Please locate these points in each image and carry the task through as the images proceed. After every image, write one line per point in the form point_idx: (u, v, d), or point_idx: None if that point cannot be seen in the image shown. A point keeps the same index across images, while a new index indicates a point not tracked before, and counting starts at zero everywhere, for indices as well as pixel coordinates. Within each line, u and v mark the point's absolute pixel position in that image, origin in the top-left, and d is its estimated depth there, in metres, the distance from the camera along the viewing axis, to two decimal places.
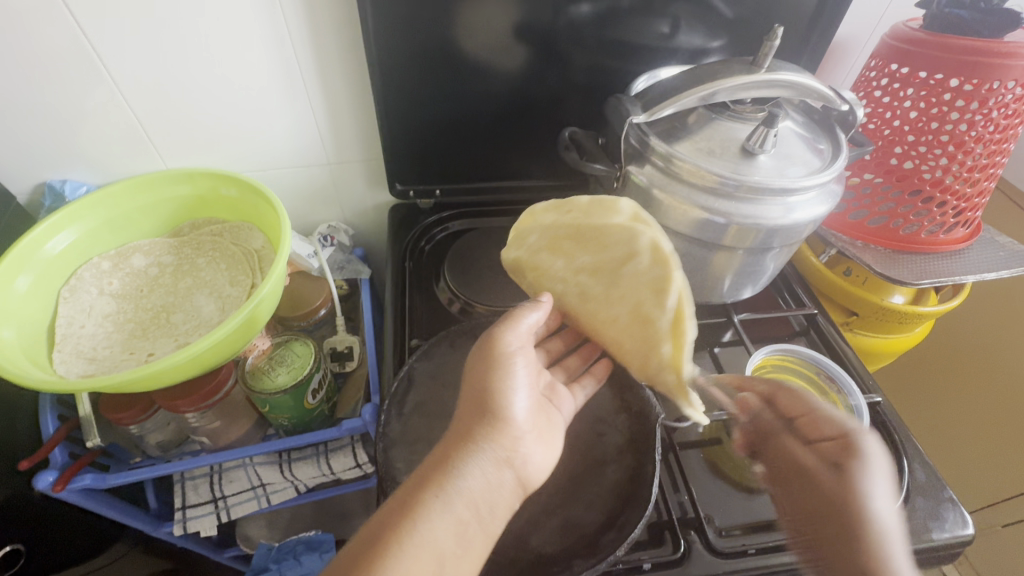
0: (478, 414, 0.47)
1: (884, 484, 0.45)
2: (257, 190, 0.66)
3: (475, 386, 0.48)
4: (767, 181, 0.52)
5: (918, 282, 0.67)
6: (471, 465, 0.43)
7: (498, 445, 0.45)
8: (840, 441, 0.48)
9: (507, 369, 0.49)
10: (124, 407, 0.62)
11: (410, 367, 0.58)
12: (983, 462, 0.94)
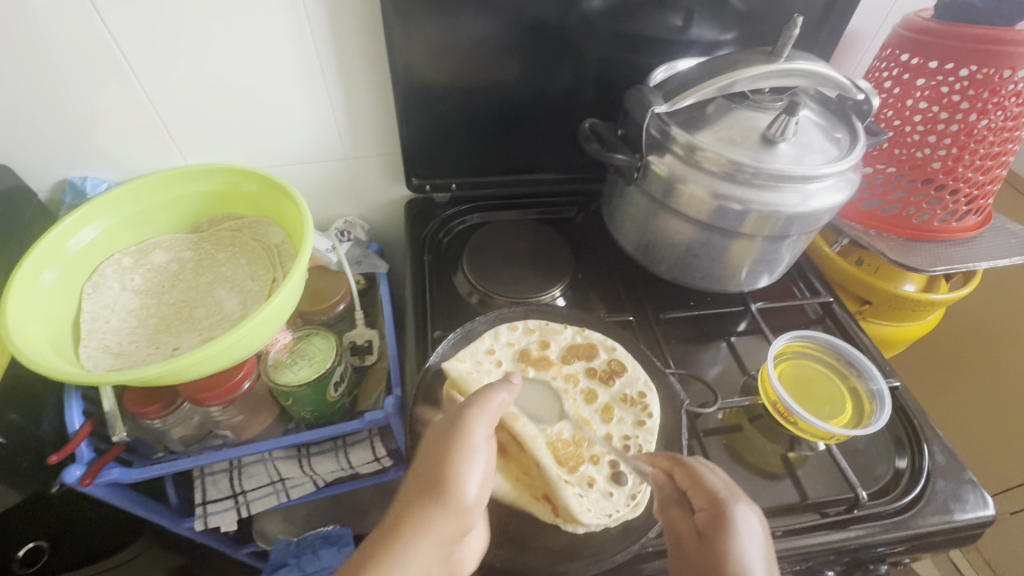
0: (428, 501, 0.37)
1: (761, 562, 0.35)
2: (278, 185, 0.67)
3: (429, 469, 0.38)
4: (788, 168, 0.53)
5: (932, 269, 0.68)
6: (409, 566, 0.34)
7: (440, 537, 0.36)
8: (710, 510, 0.38)
9: (469, 453, 0.39)
10: (148, 401, 0.62)
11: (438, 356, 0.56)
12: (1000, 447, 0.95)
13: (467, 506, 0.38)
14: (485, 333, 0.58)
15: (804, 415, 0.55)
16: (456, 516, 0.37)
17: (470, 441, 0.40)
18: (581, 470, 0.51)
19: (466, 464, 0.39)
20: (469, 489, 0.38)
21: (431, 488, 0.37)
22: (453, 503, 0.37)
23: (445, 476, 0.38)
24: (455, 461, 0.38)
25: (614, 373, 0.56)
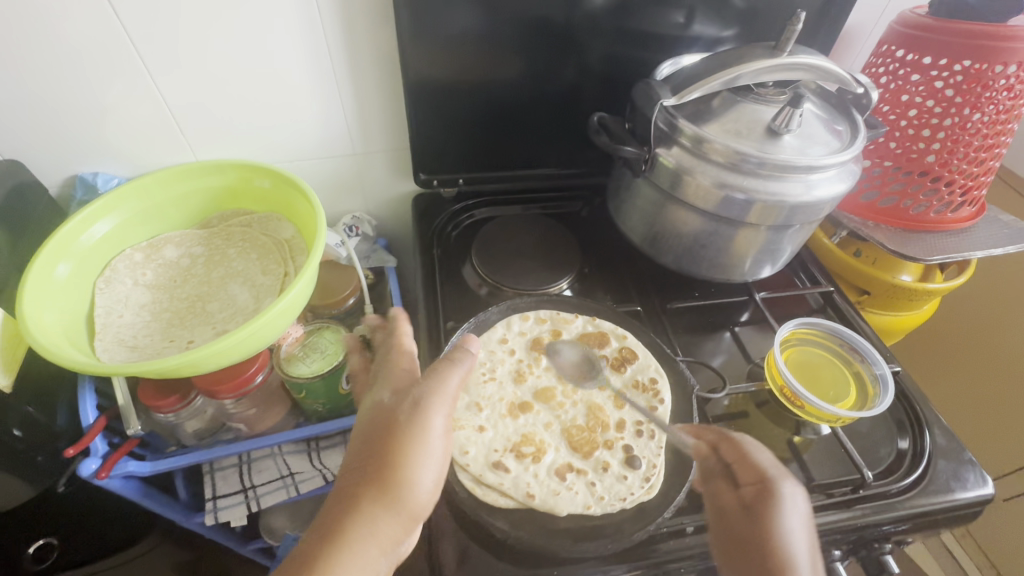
0: (375, 507, 0.39)
1: (803, 529, 0.41)
2: (290, 180, 0.67)
3: (378, 463, 0.40)
4: (792, 159, 0.55)
5: (929, 258, 0.70)
6: (353, 551, 0.37)
7: (387, 538, 0.39)
8: (758, 486, 0.43)
9: (418, 456, 0.40)
10: (163, 395, 0.63)
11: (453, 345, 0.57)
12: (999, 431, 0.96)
13: (414, 504, 0.40)
14: (498, 323, 0.59)
15: (810, 399, 0.57)
16: (404, 515, 0.40)
17: (416, 443, 0.40)
18: (595, 455, 0.51)
19: (412, 468, 0.40)
20: (416, 489, 0.40)
21: (378, 494, 0.39)
22: (398, 505, 0.39)
23: (391, 480, 0.39)
24: (401, 466, 0.40)
25: (625, 360, 0.57)
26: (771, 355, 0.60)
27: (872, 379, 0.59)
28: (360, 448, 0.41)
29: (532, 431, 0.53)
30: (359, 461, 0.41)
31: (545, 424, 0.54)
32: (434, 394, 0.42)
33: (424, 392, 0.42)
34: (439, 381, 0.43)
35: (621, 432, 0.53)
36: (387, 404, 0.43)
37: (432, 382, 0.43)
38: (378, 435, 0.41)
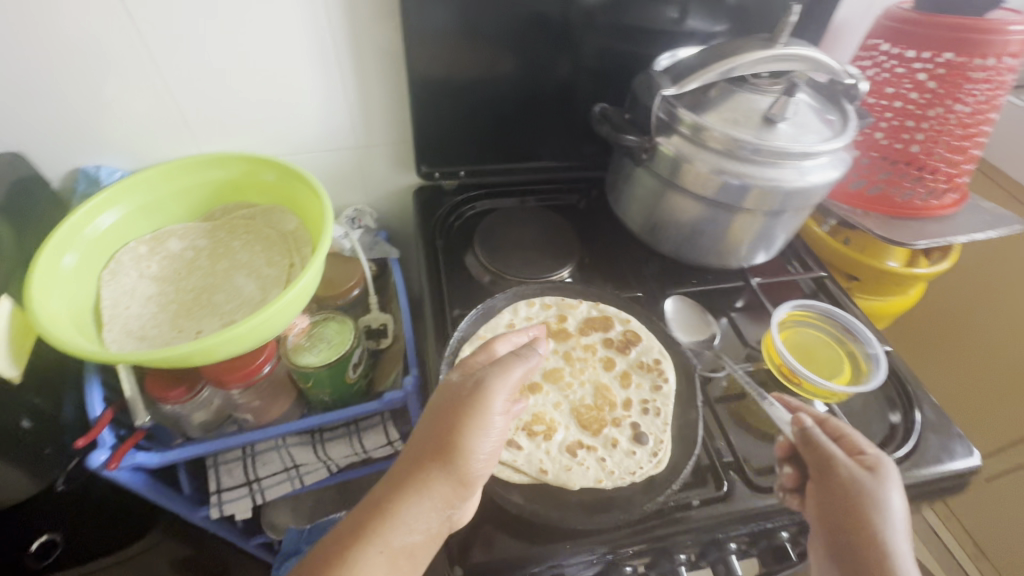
0: (431, 468, 0.42)
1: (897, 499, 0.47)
2: (296, 173, 0.68)
3: (440, 431, 0.43)
4: (787, 146, 0.58)
5: (915, 243, 0.73)
6: (412, 506, 0.42)
7: (439, 497, 0.42)
8: (867, 461, 0.49)
9: (474, 430, 0.43)
10: (170, 386, 0.63)
11: (463, 331, 0.58)
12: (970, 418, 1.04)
13: (465, 473, 0.43)
14: (505, 307, 0.60)
15: (807, 376, 0.59)
16: (455, 481, 0.42)
17: (474, 418, 0.43)
18: (604, 433, 0.53)
19: (468, 440, 0.43)
20: (468, 461, 0.43)
21: (435, 457, 0.43)
22: (452, 472, 0.42)
23: (449, 448, 0.42)
24: (459, 435, 0.43)
25: (630, 343, 0.59)
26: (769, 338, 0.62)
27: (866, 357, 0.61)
28: (430, 416, 0.45)
29: (542, 410, 0.54)
30: (427, 428, 0.45)
31: (554, 403, 0.56)
32: (496, 377, 0.45)
33: (490, 374, 0.45)
34: (506, 369, 0.46)
35: (628, 411, 0.54)
36: (456, 380, 0.46)
37: (500, 367, 0.46)
38: (444, 406, 0.45)
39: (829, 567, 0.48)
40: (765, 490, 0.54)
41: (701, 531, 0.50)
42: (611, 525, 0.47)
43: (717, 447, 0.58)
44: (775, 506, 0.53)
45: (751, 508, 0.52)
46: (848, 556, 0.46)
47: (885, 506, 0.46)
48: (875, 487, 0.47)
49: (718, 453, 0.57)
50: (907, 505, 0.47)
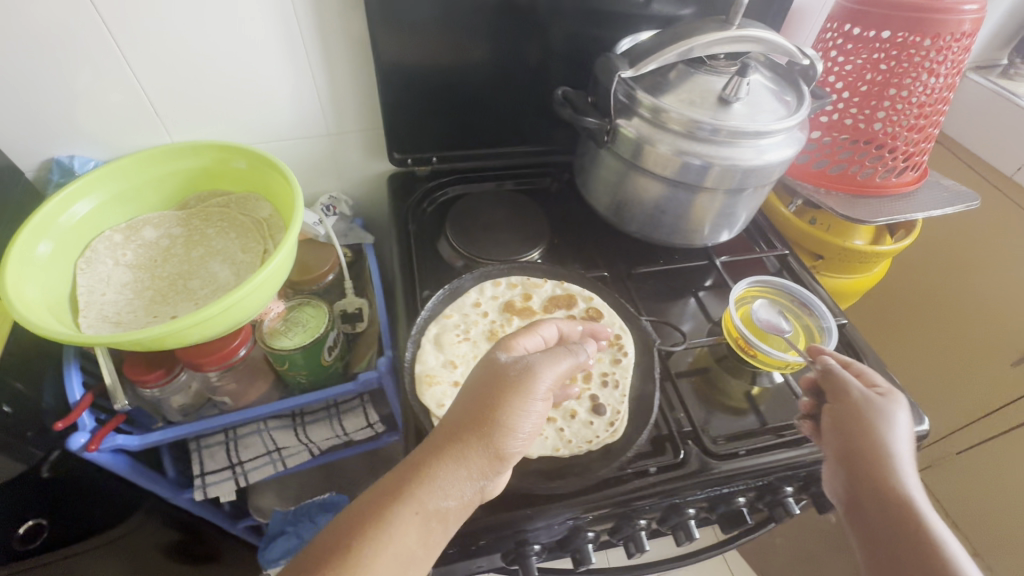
0: (469, 438, 0.42)
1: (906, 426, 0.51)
2: (266, 160, 0.69)
3: (483, 403, 0.43)
4: (742, 125, 0.60)
5: (873, 220, 0.76)
6: (450, 472, 0.41)
7: (473, 466, 0.42)
8: (881, 390, 0.53)
9: (515, 406, 0.43)
10: (147, 369, 0.65)
11: (433, 307, 0.59)
12: (949, 389, 1.19)
13: (501, 448, 0.43)
14: (471, 288, 0.62)
15: (763, 348, 0.61)
16: (491, 454, 0.43)
17: (517, 398, 0.44)
18: (564, 404, 0.56)
19: (508, 415, 0.43)
20: (505, 437, 0.43)
21: (476, 428, 0.43)
22: (490, 445, 0.43)
23: (490, 421, 0.43)
24: (501, 410, 0.43)
25: (592, 319, 0.61)
26: (728, 313, 0.64)
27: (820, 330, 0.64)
28: (473, 389, 0.45)
29: None
30: (469, 399, 0.44)
31: None
32: (541, 364, 0.46)
33: (537, 358, 0.46)
34: (550, 359, 0.47)
35: (588, 383, 0.57)
36: (501, 360, 0.47)
37: (547, 356, 0.47)
38: (486, 382, 0.45)
39: (838, 475, 0.51)
40: (719, 456, 0.56)
41: (656, 495, 0.53)
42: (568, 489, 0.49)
43: (676, 418, 0.60)
44: (729, 472, 0.55)
45: (708, 473, 0.55)
46: (855, 459, 0.49)
47: (893, 422, 0.50)
48: (883, 405, 0.51)
49: (676, 424, 0.59)
50: (912, 429, 0.51)
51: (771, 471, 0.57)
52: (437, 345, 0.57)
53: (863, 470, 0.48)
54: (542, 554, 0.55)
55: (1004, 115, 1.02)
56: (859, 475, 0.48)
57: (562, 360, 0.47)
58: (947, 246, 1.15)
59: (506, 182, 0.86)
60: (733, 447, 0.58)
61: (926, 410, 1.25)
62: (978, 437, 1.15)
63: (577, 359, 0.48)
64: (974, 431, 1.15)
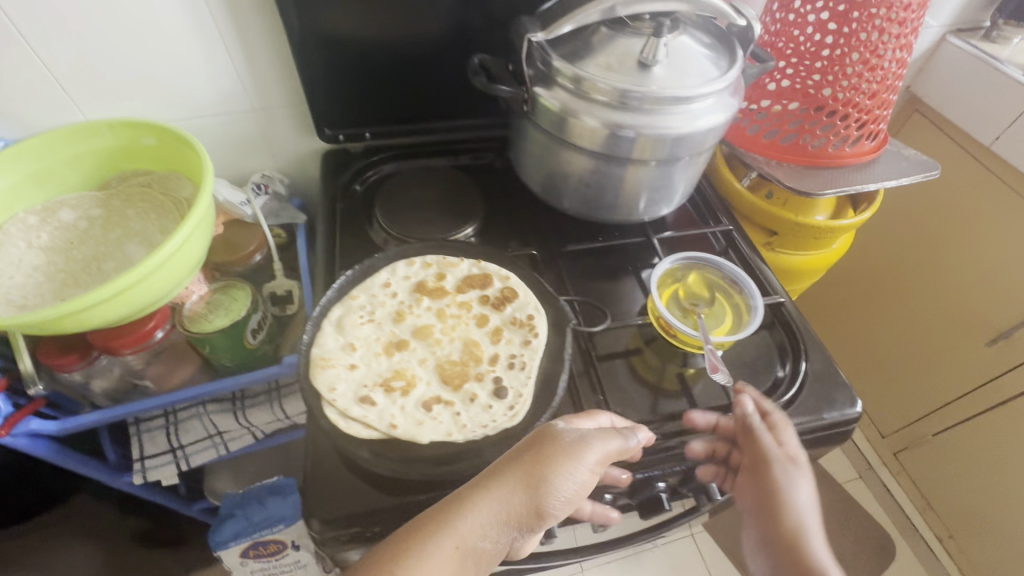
0: (515, 482, 0.44)
1: (807, 491, 0.54)
2: (176, 134, 0.66)
3: (534, 461, 0.45)
4: (664, 91, 0.56)
5: (822, 192, 0.72)
6: (486, 513, 0.43)
7: (512, 512, 0.43)
8: (788, 454, 0.53)
9: (560, 470, 0.44)
10: (63, 354, 0.64)
11: (344, 278, 0.58)
12: (932, 369, 1.20)
13: (541, 502, 0.44)
14: (383, 267, 0.60)
15: (681, 327, 0.59)
16: (530, 506, 0.44)
17: (567, 457, 0.45)
18: (465, 387, 0.52)
19: (555, 471, 0.44)
20: (549, 494, 0.44)
21: (524, 476, 0.44)
22: (533, 498, 0.44)
23: (539, 474, 0.44)
24: (550, 465, 0.44)
25: (505, 299, 0.58)
26: (650, 299, 0.60)
27: (747, 309, 0.61)
28: (528, 442, 0.46)
29: (406, 366, 0.53)
30: (520, 450, 0.46)
31: (420, 360, 0.54)
32: (597, 437, 0.46)
33: (595, 432, 0.47)
34: (605, 435, 0.47)
35: (493, 365, 0.54)
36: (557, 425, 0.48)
37: (602, 430, 0.47)
38: (537, 439, 0.46)
39: (762, 554, 0.54)
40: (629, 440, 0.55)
41: None
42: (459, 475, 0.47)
43: (594, 401, 0.59)
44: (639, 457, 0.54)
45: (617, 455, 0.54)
46: (774, 545, 0.52)
47: (798, 498, 0.53)
48: (794, 478, 0.53)
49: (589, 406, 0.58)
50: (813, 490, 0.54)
51: (684, 456, 0.55)
52: (338, 328, 0.55)
53: (781, 552, 0.52)
54: None
55: (990, 81, 0.98)
56: (783, 565, 0.51)
57: (614, 440, 0.48)
58: (930, 220, 1.14)
59: (444, 158, 0.83)
60: (648, 431, 0.56)
61: (906, 391, 1.27)
62: (958, 416, 1.16)
63: (630, 446, 0.48)
64: (959, 409, 1.16)
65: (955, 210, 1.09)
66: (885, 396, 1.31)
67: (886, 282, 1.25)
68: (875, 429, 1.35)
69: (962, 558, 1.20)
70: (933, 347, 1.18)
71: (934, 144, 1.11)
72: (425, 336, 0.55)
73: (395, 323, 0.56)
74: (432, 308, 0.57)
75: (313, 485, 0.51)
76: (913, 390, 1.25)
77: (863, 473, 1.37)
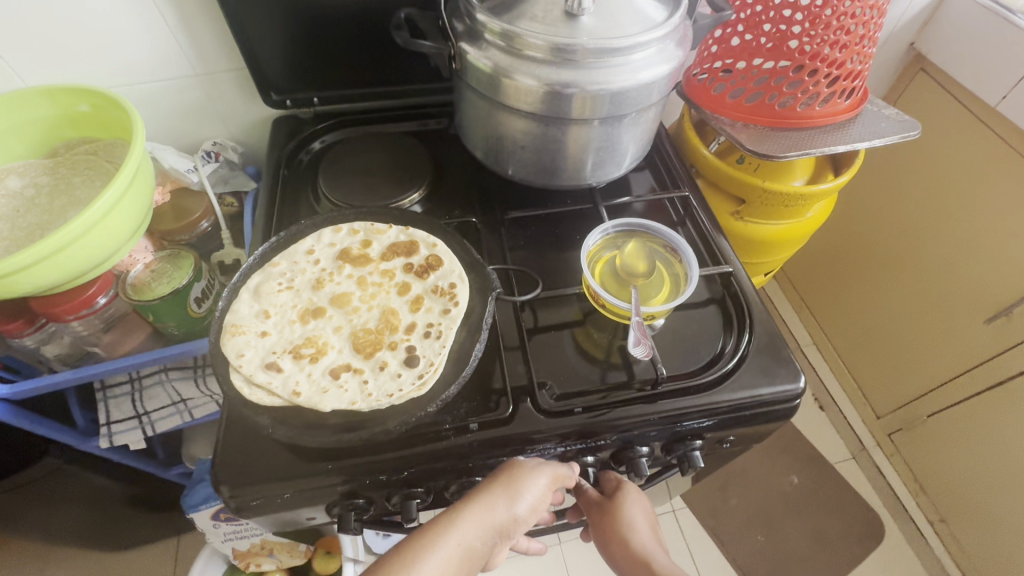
0: (499, 493, 0.47)
1: (642, 514, 0.57)
2: (107, 97, 0.65)
3: (513, 477, 0.48)
4: (595, 42, 0.52)
5: (785, 155, 0.67)
6: (476, 522, 0.46)
7: (499, 520, 0.47)
8: (614, 491, 0.58)
9: (535, 485, 0.48)
10: (10, 318, 0.64)
11: (269, 247, 0.58)
12: (930, 345, 1.14)
13: (521, 514, 0.47)
14: (308, 234, 0.59)
15: (608, 297, 0.57)
16: (511, 517, 0.47)
17: (541, 473, 0.49)
18: (377, 355, 0.51)
19: (532, 485, 0.48)
20: (528, 506, 0.47)
21: (506, 488, 0.47)
22: (512, 509, 0.47)
23: (519, 486, 0.47)
24: (528, 479, 0.48)
25: (429, 267, 0.56)
26: (582, 272, 0.58)
27: (682, 276, 0.60)
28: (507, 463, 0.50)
29: (318, 334, 0.53)
30: (499, 468, 0.50)
31: (335, 328, 0.53)
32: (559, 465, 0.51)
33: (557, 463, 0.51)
34: (555, 462, 0.51)
35: (409, 334, 0.53)
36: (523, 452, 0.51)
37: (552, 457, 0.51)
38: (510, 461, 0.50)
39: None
40: (550, 413, 0.53)
41: (473, 451, 0.51)
42: (360, 442, 0.47)
43: (521, 370, 0.57)
44: (557, 428, 0.52)
45: (535, 430, 0.52)
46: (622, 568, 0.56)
47: (633, 521, 0.56)
48: (620, 508, 0.56)
49: (513, 377, 0.56)
50: (646, 508, 0.57)
51: (609, 430, 0.53)
52: (255, 295, 0.54)
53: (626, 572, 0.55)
54: (368, 511, 0.54)
55: (998, 35, 0.89)
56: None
57: (564, 465, 0.52)
58: (935, 187, 1.07)
59: (395, 126, 0.81)
60: (571, 404, 0.54)
61: (902, 369, 1.21)
62: (955, 395, 1.10)
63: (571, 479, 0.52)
64: (956, 387, 1.09)
65: (959, 178, 1.02)
66: (881, 376, 1.27)
67: (889, 256, 1.19)
68: (869, 408, 1.30)
69: (953, 542, 1.15)
70: (931, 323, 1.13)
71: (936, 107, 1.04)
72: (344, 305, 0.54)
73: (314, 292, 0.55)
74: (355, 276, 0.56)
75: (223, 452, 0.50)
76: (909, 368, 1.19)
77: (856, 454, 1.31)
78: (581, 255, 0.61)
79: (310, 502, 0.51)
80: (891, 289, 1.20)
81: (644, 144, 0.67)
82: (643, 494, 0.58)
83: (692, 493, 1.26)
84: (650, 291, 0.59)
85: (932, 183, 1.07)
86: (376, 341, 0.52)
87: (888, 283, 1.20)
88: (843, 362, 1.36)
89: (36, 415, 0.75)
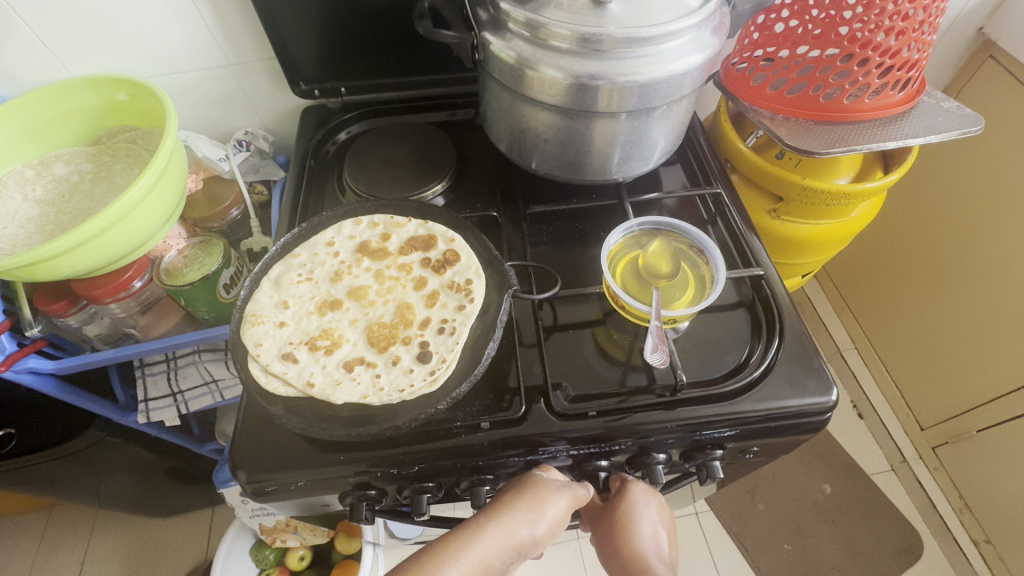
0: (520, 511, 0.44)
1: (649, 521, 0.51)
2: (144, 87, 0.66)
3: (537, 493, 0.46)
4: (622, 31, 0.49)
5: (827, 150, 0.62)
6: (498, 537, 0.42)
7: (520, 538, 0.43)
8: (620, 492, 0.52)
9: (558, 503, 0.46)
10: (56, 299, 0.68)
11: (290, 237, 0.59)
12: (983, 354, 1.06)
13: (541, 535, 0.44)
14: (329, 226, 0.59)
15: (628, 298, 0.55)
16: (531, 538, 0.44)
17: (562, 494, 0.47)
18: (390, 350, 0.52)
19: (553, 507, 0.46)
20: (547, 529, 0.45)
21: (528, 507, 0.44)
22: (533, 530, 0.44)
23: (540, 506, 0.45)
24: (549, 501, 0.46)
25: (446, 262, 0.56)
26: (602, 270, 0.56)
27: (709, 279, 0.58)
28: (526, 478, 0.48)
29: (335, 326, 0.54)
30: (518, 484, 0.47)
31: (352, 321, 0.54)
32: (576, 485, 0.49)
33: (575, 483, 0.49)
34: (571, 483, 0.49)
35: (422, 329, 0.53)
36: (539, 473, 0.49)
37: (569, 480, 0.49)
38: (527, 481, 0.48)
39: None
40: (567, 416, 0.52)
41: (484, 450, 0.51)
42: (370, 436, 0.47)
43: (535, 369, 0.56)
44: (570, 430, 0.51)
45: (547, 433, 0.51)
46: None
47: (636, 526, 0.50)
48: (623, 508, 0.51)
49: (528, 377, 0.55)
50: (655, 515, 0.51)
51: (623, 436, 0.51)
52: (275, 285, 0.55)
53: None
54: (381, 502, 0.54)
55: None
56: None
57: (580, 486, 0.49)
58: (998, 183, 0.99)
59: (420, 116, 0.81)
60: (585, 407, 0.52)
61: (951, 378, 1.14)
62: (1008, 411, 1.03)
63: (581, 495, 0.48)
64: (1013, 402, 1.01)
65: None
66: (927, 385, 1.19)
67: (945, 256, 1.11)
68: (913, 419, 1.23)
69: (1000, 566, 1.08)
70: (987, 332, 1.05)
71: (1005, 100, 0.95)
72: (361, 299, 0.55)
73: (333, 286, 0.56)
74: (374, 269, 0.56)
75: (242, 437, 0.52)
76: (959, 378, 1.12)
77: (896, 466, 1.24)
78: (603, 250, 0.59)
79: (324, 491, 0.52)
80: (943, 293, 1.12)
81: (675, 138, 0.64)
82: (654, 500, 0.52)
83: (718, 496, 1.23)
84: (675, 294, 0.57)
85: (995, 180, 0.99)
86: (390, 335, 0.53)
87: (940, 286, 1.13)
88: (885, 368, 1.29)
89: (80, 391, 0.79)
